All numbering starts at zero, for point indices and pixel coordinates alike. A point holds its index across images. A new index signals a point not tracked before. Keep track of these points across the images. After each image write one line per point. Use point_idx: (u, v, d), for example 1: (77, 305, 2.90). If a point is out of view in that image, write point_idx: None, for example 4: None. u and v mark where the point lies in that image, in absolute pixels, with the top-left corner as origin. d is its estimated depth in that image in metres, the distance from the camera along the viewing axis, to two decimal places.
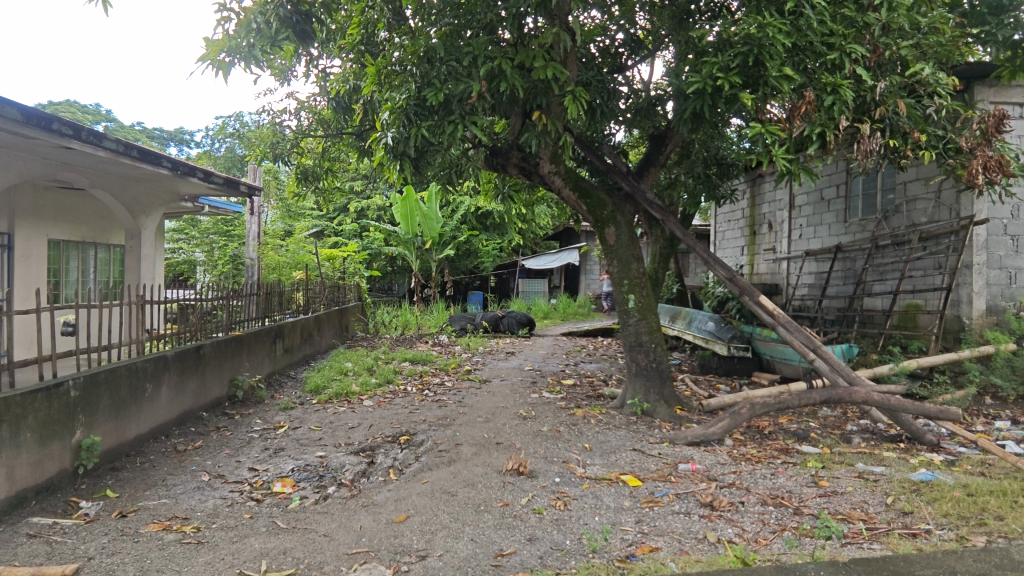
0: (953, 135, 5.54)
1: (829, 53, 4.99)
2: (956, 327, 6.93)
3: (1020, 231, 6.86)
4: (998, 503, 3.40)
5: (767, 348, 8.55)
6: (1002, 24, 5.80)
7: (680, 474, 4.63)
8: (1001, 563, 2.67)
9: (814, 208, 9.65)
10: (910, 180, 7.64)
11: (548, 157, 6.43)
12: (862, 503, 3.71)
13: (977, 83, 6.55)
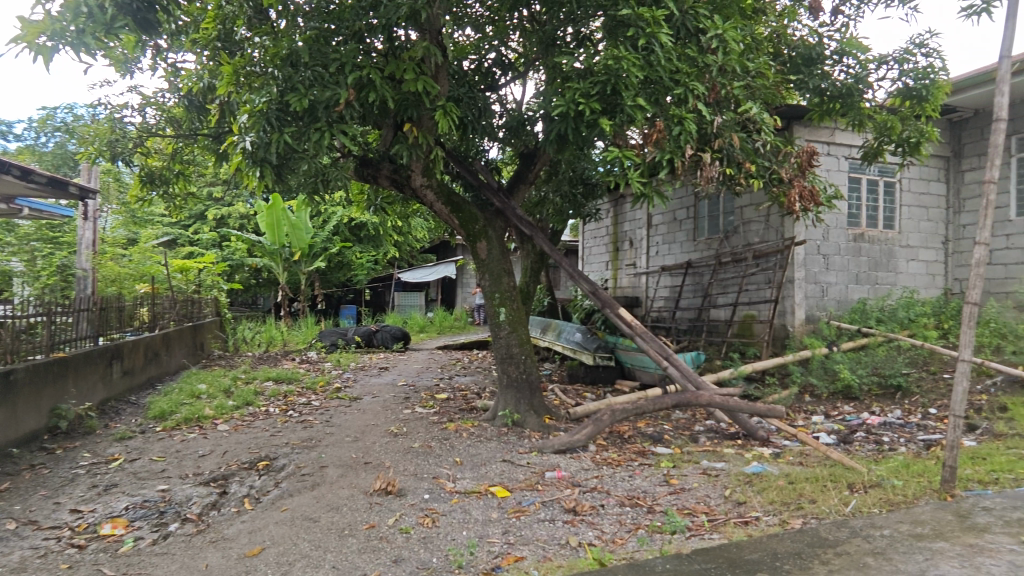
0: (776, 167, 6.36)
1: (675, 88, 5.52)
2: (782, 334, 7.92)
3: (830, 251, 8.00)
4: (812, 487, 3.87)
5: (628, 357, 9.17)
6: (812, 75, 6.79)
7: (547, 482, 4.78)
8: (812, 541, 3.04)
9: (667, 227, 10.56)
10: (745, 205, 8.65)
11: (419, 170, 6.40)
12: (705, 497, 4.07)
13: (796, 124, 7.63)
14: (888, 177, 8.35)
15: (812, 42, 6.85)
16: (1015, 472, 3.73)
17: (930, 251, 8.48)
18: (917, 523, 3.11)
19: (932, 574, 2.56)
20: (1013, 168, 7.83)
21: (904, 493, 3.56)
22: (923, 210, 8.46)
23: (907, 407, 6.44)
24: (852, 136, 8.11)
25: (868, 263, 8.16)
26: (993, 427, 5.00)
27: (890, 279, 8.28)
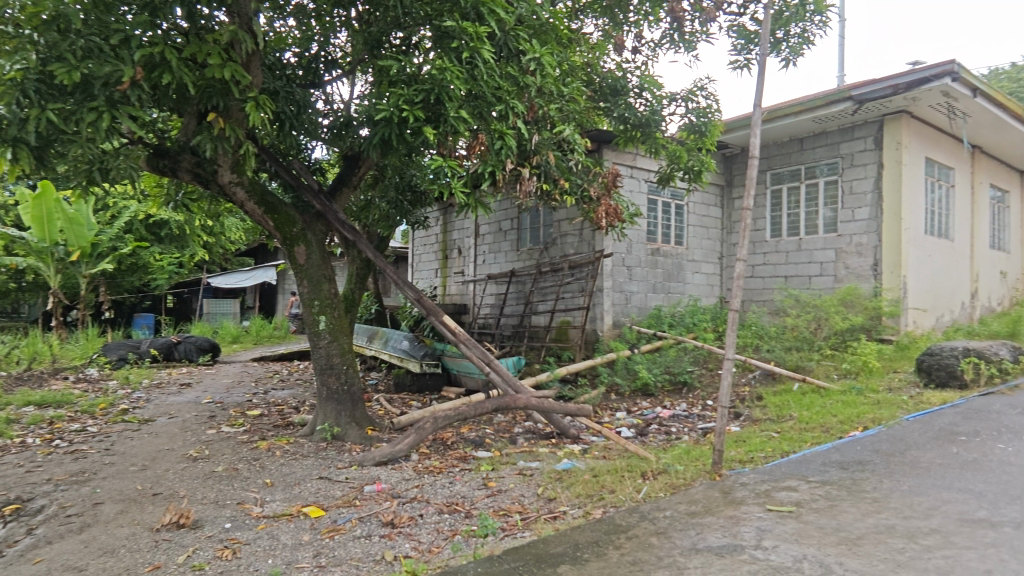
0: (586, 185, 6.98)
1: (497, 104, 5.68)
2: (593, 338, 8.70)
3: (632, 263, 8.93)
4: (612, 478, 4.24)
5: (454, 364, 9.27)
6: (617, 104, 7.51)
7: (365, 496, 4.60)
8: (608, 528, 3.33)
9: (493, 237, 10.94)
10: (562, 219, 9.33)
11: (228, 166, 5.81)
12: (519, 497, 4.26)
13: (605, 147, 8.45)
14: (678, 200, 9.57)
15: (617, 75, 7.53)
16: (764, 450, 4.47)
17: (709, 265, 9.91)
18: (691, 502, 3.57)
19: (700, 545, 2.95)
20: (767, 198, 9.47)
21: (683, 477, 4.06)
22: (704, 229, 9.86)
23: (691, 400, 7.39)
24: (650, 162, 9.16)
25: (663, 274, 9.28)
26: (752, 413, 5.95)
27: (680, 288, 9.50)
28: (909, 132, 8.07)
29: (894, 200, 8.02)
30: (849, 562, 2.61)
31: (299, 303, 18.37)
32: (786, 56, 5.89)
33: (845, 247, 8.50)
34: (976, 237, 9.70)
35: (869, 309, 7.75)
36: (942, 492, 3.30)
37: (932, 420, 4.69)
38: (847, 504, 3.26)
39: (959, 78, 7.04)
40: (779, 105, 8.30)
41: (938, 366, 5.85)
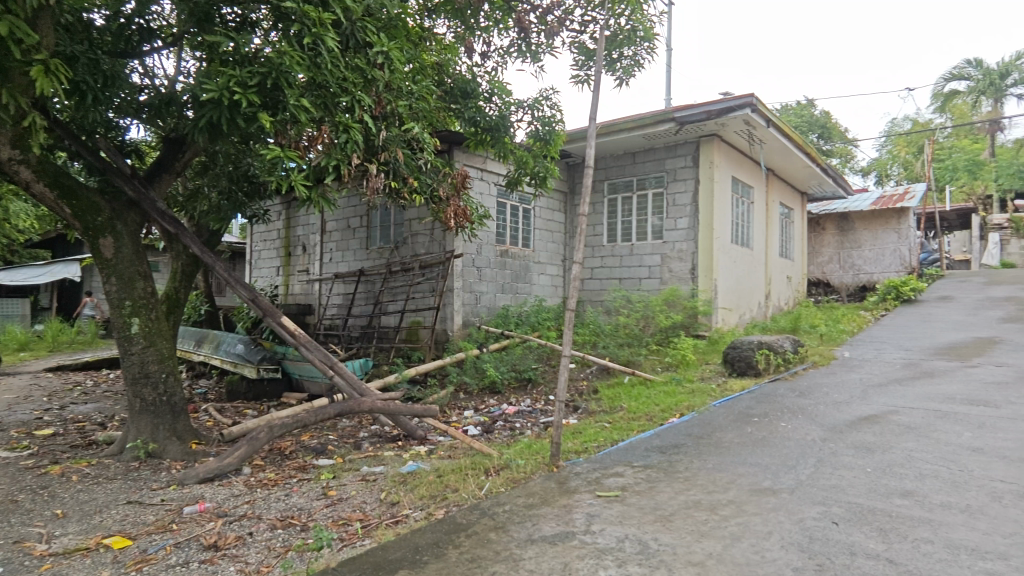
0: (436, 185, 6.96)
1: (342, 95, 5.41)
2: (443, 338, 8.73)
3: (482, 263, 9.09)
4: (456, 477, 4.27)
5: (296, 368, 8.69)
6: (467, 107, 7.55)
7: (184, 518, 4.13)
8: (449, 528, 3.34)
9: (341, 235, 10.46)
10: (413, 218, 9.21)
11: (7, 139, 4.87)
12: (361, 504, 4.11)
13: (455, 149, 8.54)
14: (525, 205, 9.93)
15: (467, 77, 7.55)
16: (597, 440, 4.80)
17: (554, 267, 10.44)
18: (530, 495, 3.71)
19: (535, 535, 3.08)
20: (605, 206, 10.22)
21: (524, 470, 4.22)
22: (549, 233, 10.35)
23: (534, 395, 7.64)
24: (499, 165, 9.41)
25: (511, 275, 9.58)
26: (588, 406, 6.37)
27: (526, 289, 9.87)
28: (720, 153, 9.21)
29: (707, 212, 9.09)
30: (663, 537, 2.90)
31: (94, 304, 15.73)
32: (620, 75, 6.39)
33: (669, 252, 9.47)
34: (770, 247, 11.37)
35: (687, 307, 8.73)
36: (737, 468, 3.80)
37: (733, 405, 5.40)
38: (663, 484, 3.62)
39: (757, 109, 8.16)
40: (615, 121, 8.98)
41: (739, 357, 6.74)
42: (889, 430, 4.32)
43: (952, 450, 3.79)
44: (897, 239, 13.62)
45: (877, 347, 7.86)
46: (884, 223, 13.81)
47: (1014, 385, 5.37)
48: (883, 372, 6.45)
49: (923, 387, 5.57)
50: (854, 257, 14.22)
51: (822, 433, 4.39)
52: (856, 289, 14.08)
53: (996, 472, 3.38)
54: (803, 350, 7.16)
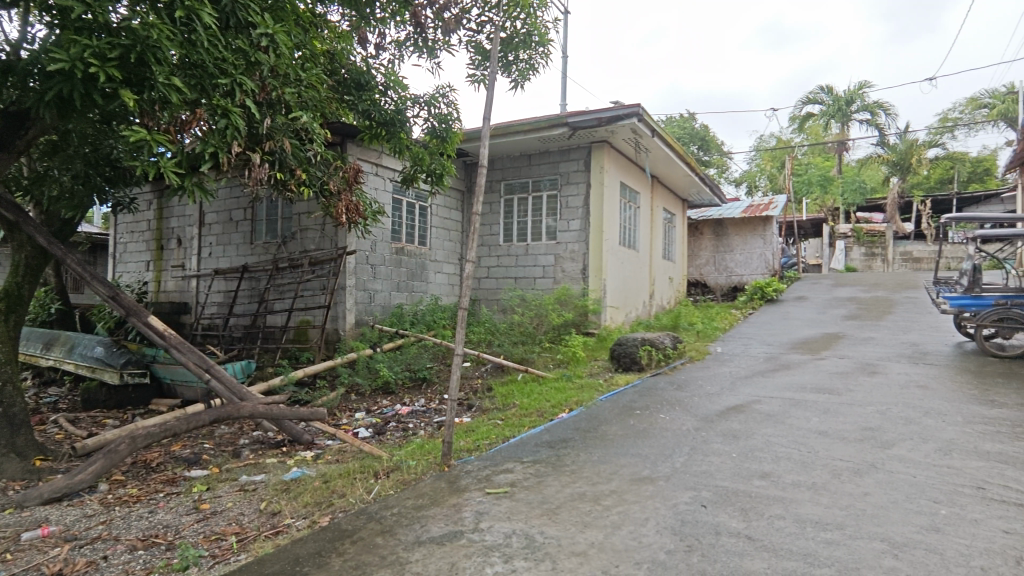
0: (326, 179, 6.67)
1: (220, 77, 4.99)
2: (334, 338, 8.40)
3: (376, 261, 8.84)
4: (344, 482, 4.11)
5: (166, 372, 7.95)
6: (360, 99, 7.29)
7: (23, 546, 3.62)
8: (333, 536, 3.20)
9: (221, 227, 9.72)
10: (302, 212, 8.77)
11: None
12: (237, 516, 3.84)
13: (348, 142, 8.28)
14: (422, 202, 9.80)
15: (361, 68, 7.29)
16: (489, 438, 4.84)
17: (451, 266, 10.40)
18: (419, 496, 3.66)
19: (423, 537, 3.04)
20: (501, 206, 10.34)
21: (414, 471, 4.15)
22: (446, 232, 10.29)
23: (429, 395, 7.52)
24: (395, 162, 9.20)
25: (406, 273, 9.41)
26: (482, 404, 6.42)
27: (422, 287, 9.74)
28: (609, 159, 9.63)
29: (598, 215, 9.48)
30: (549, 530, 2.98)
31: None
32: (515, 78, 6.49)
33: (562, 253, 9.76)
34: (654, 250, 12.09)
35: (579, 306, 9.07)
36: (620, 459, 4.00)
37: (619, 399, 5.68)
38: (551, 478, 3.73)
39: (643, 119, 8.62)
40: (511, 123, 9.10)
41: (625, 353, 7.10)
42: (752, 418, 4.74)
43: (802, 434, 4.24)
44: (763, 245, 15.03)
45: (745, 342, 8.63)
46: (752, 229, 15.18)
47: (852, 374, 6.13)
48: (749, 365, 7.09)
49: (781, 378, 6.18)
50: (727, 260, 15.49)
51: (695, 423, 4.73)
52: (728, 289, 15.36)
53: (836, 452, 3.83)
54: (681, 346, 7.69)
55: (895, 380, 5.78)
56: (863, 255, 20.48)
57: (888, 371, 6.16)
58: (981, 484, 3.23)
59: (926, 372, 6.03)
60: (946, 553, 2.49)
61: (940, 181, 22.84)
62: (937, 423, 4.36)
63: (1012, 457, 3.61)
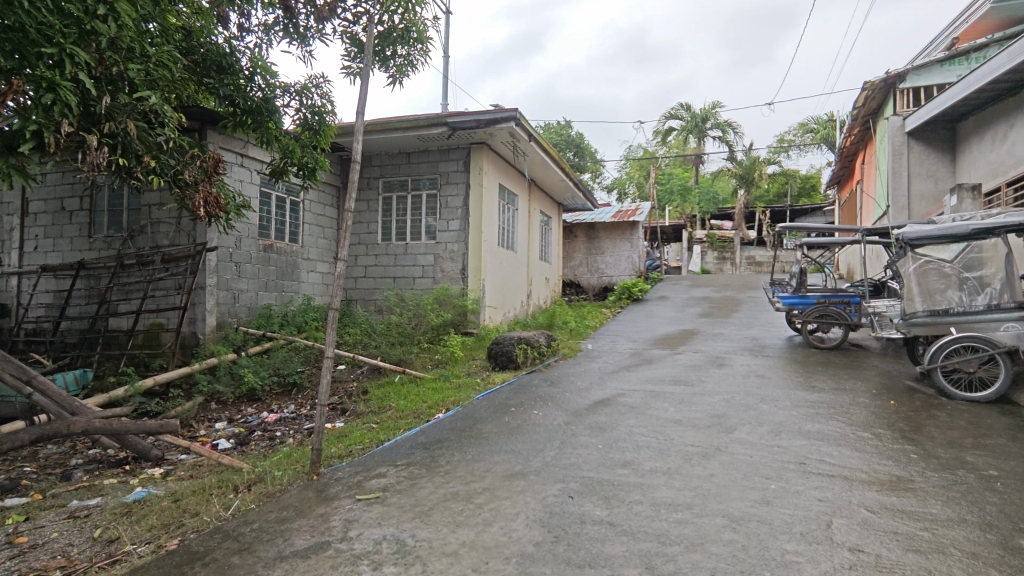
0: (179, 167, 6.04)
1: (45, 46, 4.30)
2: (191, 342, 7.67)
3: (241, 259, 8.20)
4: (197, 500, 3.76)
5: None
6: (224, 83, 6.59)
7: None
8: (181, 560, 2.91)
9: (51, 218, 8.48)
10: (153, 203, 7.90)
11: None
12: (64, 547, 3.36)
13: (208, 129, 7.61)
14: (293, 197, 9.25)
15: (224, 49, 6.53)
16: (362, 442, 4.69)
17: (325, 265, 9.94)
18: (283, 508, 3.45)
19: (286, 552, 2.87)
20: (379, 204, 10.08)
21: (279, 482, 3.90)
22: (320, 229, 9.81)
23: (299, 400, 7.10)
24: (263, 153, 8.60)
25: (275, 272, 8.82)
26: (356, 407, 6.20)
27: (293, 287, 9.21)
28: (488, 161, 9.75)
29: (477, 215, 9.56)
30: (421, 532, 2.95)
31: None
32: (393, 74, 6.34)
33: (441, 253, 9.71)
34: (531, 251, 12.45)
35: (458, 306, 9.09)
36: (494, 456, 4.07)
37: (494, 397, 5.79)
38: (425, 479, 3.70)
39: (521, 123, 8.82)
40: (389, 119, 8.89)
41: (501, 352, 7.23)
42: (617, 410, 5.06)
43: (660, 424, 4.60)
44: (630, 248, 16.08)
45: (612, 340, 9.17)
46: (621, 233, 16.17)
47: (703, 367, 6.75)
48: (615, 361, 7.55)
49: (643, 372, 6.66)
50: (598, 262, 16.35)
51: (566, 417, 4.95)
52: (599, 289, 16.23)
53: (688, 439, 4.19)
54: (555, 344, 7.99)
55: (738, 371, 6.46)
56: (715, 258, 22.65)
57: (733, 364, 6.87)
58: (803, 459, 3.70)
59: (763, 363, 6.81)
60: (774, 523, 2.82)
61: (777, 195, 25.88)
62: (771, 407, 4.94)
63: (827, 435, 4.18)
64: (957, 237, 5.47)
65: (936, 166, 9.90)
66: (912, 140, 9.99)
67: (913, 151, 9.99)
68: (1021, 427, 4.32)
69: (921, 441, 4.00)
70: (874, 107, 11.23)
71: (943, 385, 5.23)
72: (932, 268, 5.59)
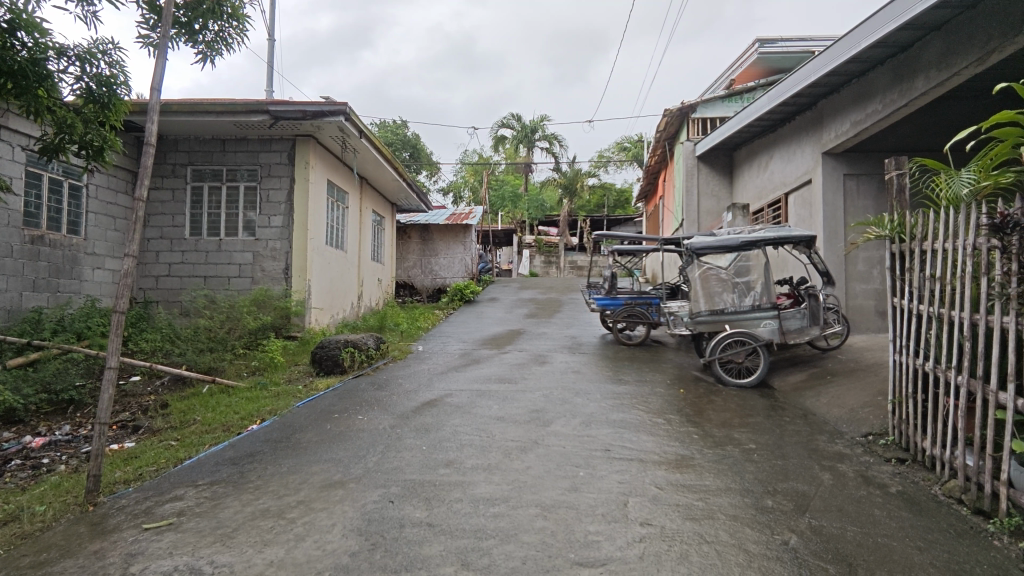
0: None
1: None
2: None
3: None
4: None
5: None
6: None
7: None
8: None
9: None
10: None
11: None
12: None
13: None
14: (72, 179, 7.87)
15: None
16: (156, 463, 4.11)
17: (115, 261, 8.60)
18: (43, 550, 2.90)
19: None
20: (187, 194, 9.01)
21: (41, 520, 3.27)
22: (109, 219, 8.48)
23: (77, 420, 6.04)
24: (28, 124, 7.16)
25: (47, 268, 7.43)
26: (152, 424, 5.41)
27: (73, 287, 7.83)
28: (315, 156, 9.21)
29: (302, 212, 8.97)
30: (221, 557, 2.68)
31: None
32: (202, 50, 5.69)
33: (261, 251, 8.96)
34: (361, 251, 12.04)
35: (279, 309, 8.41)
36: (312, 466, 3.85)
37: (316, 404, 5.48)
38: (230, 499, 3.36)
39: (350, 119, 8.46)
40: (198, 100, 7.97)
41: (326, 356, 6.87)
42: (443, 411, 5.11)
43: (483, 421, 4.73)
44: (463, 250, 16.35)
45: (442, 341, 9.24)
46: (454, 236, 16.37)
47: (527, 365, 7.12)
48: (444, 362, 7.61)
49: (471, 372, 6.80)
50: (432, 264, 16.36)
51: (391, 420, 4.86)
52: (433, 291, 16.26)
53: (508, 434, 4.37)
54: (385, 347, 7.79)
55: (558, 368, 6.91)
56: (542, 262, 24.03)
57: (552, 361, 7.32)
58: (608, 447, 4.07)
59: (579, 360, 7.36)
60: (580, 507, 3.06)
61: (596, 205, 28.22)
62: (584, 400, 5.36)
63: (629, 423, 4.65)
64: (731, 247, 6.42)
65: (719, 187, 11.52)
66: (701, 163, 11.54)
67: (702, 173, 11.55)
68: (774, 407, 5.22)
69: (702, 424, 4.63)
70: (672, 132, 12.75)
71: (720, 374, 6.13)
72: (713, 274, 6.50)
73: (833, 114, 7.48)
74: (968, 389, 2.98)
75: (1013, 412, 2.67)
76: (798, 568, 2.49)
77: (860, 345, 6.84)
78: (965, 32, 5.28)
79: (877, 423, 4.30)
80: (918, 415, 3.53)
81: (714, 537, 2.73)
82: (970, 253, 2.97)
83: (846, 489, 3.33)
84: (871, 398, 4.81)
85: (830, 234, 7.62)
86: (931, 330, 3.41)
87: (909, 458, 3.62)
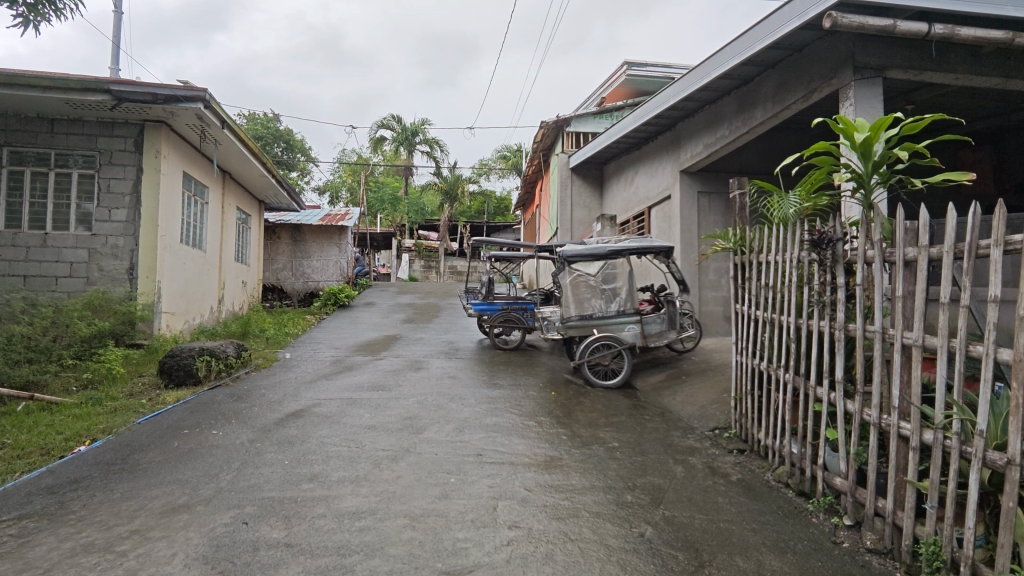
0: None
1: None
2: None
3: None
4: None
5: None
6: None
7: None
8: None
9: None
10: None
11: None
12: None
13: None
14: None
15: None
16: None
17: None
18: None
19: None
20: (2, 179, 7.75)
21: None
22: None
23: None
24: None
25: None
26: None
27: None
28: (169, 146, 8.32)
29: (151, 206, 8.06)
30: None
31: None
32: (22, 12, 4.88)
33: (99, 247, 7.92)
34: (223, 251, 11.08)
35: (121, 313, 7.45)
36: (152, 490, 3.44)
37: (161, 420, 4.92)
38: (44, 534, 2.90)
39: (210, 107, 7.75)
40: (16, 71, 6.86)
41: (177, 366, 6.20)
42: (310, 421, 4.83)
43: (353, 431, 4.54)
44: (338, 253, 15.67)
45: (313, 347, 8.78)
46: (328, 237, 15.64)
47: (402, 371, 6.95)
48: (314, 369, 7.21)
49: (342, 380, 6.50)
50: (303, 267, 15.48)
51: (250, 434, 4.50)
52: (304, 294, 15.38)
53: (379, 443, 4.23)
54: (247, 354, 7.21)
55: (433, 373, 6.83)
56: (422, 267, 23.81)
57: (428, 367, 7.22)
58: (480, 451, 4.08)
59: (455, 365, 7.33)
60: (450, 514, 3.03)
61: (476, 212, 28.52)
62: (458, 406, 5.34)
63: (501, 426, 4.71)
64: (599, 256, 6.76)
65: (590, 199, 12.11)
66: (574, 175, 12.07)
67: (575, 184, 12.08)
68: (636, 407, 5.57)
69: (570, 424, 4.82)
70: (549, 143, 13.20)
71: (589, 376, 6.44)
72: (583, 281, 6.82)
73: (689, 136, 8.19)
74: (793, 384, 3.38)
75: (828, 404, 3.07)
76: (652, 558, 2.64)
77: (710, 347, 7.52)
78: (794, 72, 6.02)
79: (722, 418, 4.74)
80: (755, 409, 3.94)
81: (578, 535, 2.83)
82: (795, 265, 3.38)
83: (696, 480, 3.63)
84: (718, 395, 5.30)
85: (686, 246, 8.31)
86: (765, 332, 3.82)
87: (747, 448, 4.03)
